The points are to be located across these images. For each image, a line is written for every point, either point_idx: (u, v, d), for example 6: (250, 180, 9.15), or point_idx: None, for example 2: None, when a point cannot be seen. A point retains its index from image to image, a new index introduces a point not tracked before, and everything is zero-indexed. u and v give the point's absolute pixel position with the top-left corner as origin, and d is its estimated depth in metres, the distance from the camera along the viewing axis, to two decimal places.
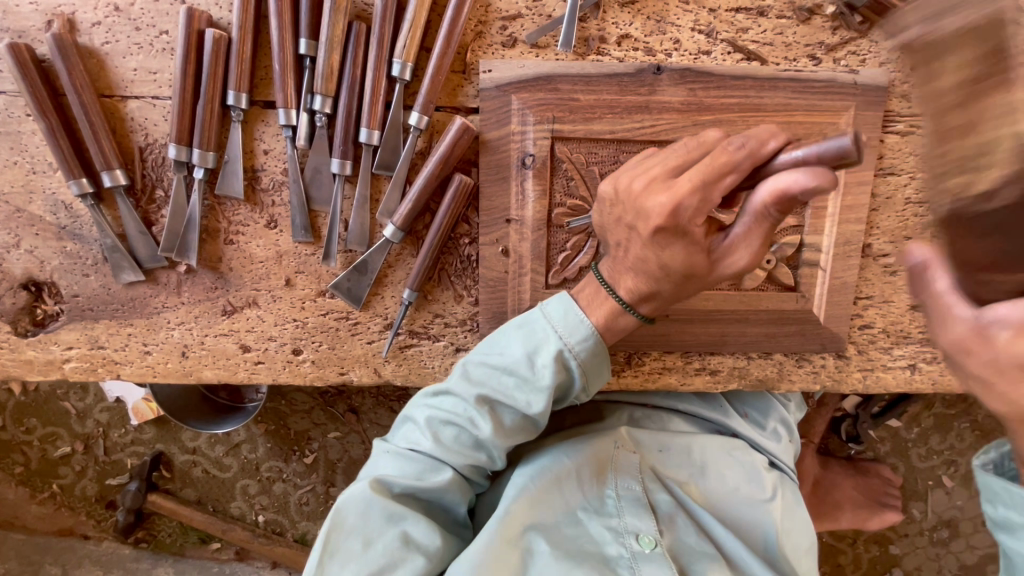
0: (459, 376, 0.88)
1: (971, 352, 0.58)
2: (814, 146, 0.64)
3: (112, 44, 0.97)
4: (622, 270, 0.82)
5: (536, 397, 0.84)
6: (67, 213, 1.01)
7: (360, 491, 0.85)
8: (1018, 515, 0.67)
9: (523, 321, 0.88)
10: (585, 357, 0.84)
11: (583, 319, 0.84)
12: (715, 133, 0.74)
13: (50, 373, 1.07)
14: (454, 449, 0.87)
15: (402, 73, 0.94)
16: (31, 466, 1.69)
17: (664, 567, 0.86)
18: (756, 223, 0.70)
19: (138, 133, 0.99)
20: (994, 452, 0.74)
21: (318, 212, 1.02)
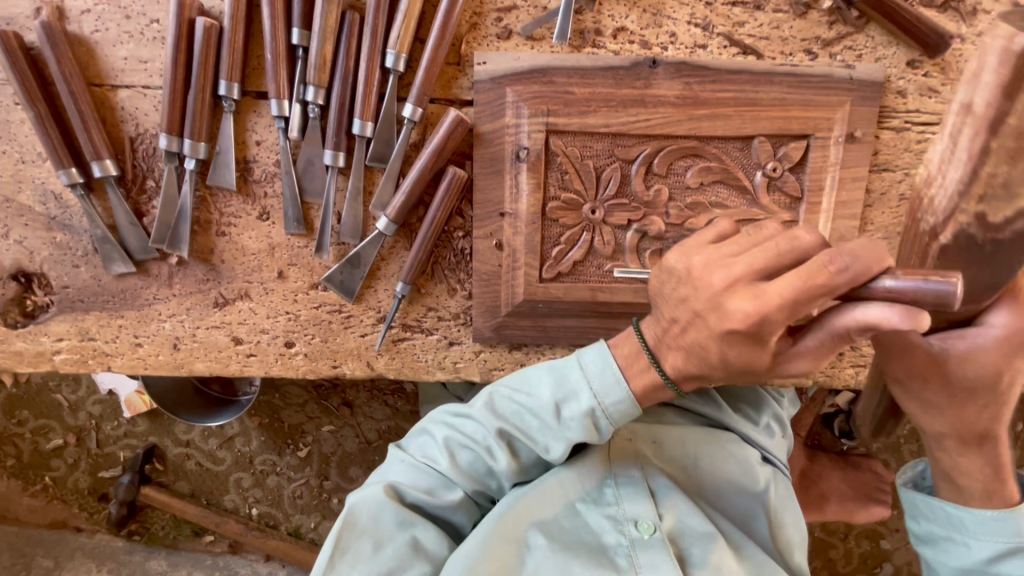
0: (483, 407, 0.86)
1: (927, 381, 0.72)
2: (916, 282, 0.58)
3: (102, 32, 0.96)
4: (673, 352, 0.76)
5: (557, 444, 0.84)
6: (56, 203, 1.00)
7: (373, 496, 0.85)
8: (939, 527, 0.81)
9: (556, 366, 0.84)
10: (617, 418, 0.81)
11: (620, 380, 0.80)
12: (810, 236, 0.65)
13: (40, 364, 1.06)
14: (469, 472, 0.87)
15: (396, 65, 0.93)
16: (23, 458, 1.69)
17: (662, 555, 0.88)
18: (831, 339, 0.66)
19: (129, 122, 0.98)
20: (913, 470, 0.86)
21: (311, 204, 1.01)
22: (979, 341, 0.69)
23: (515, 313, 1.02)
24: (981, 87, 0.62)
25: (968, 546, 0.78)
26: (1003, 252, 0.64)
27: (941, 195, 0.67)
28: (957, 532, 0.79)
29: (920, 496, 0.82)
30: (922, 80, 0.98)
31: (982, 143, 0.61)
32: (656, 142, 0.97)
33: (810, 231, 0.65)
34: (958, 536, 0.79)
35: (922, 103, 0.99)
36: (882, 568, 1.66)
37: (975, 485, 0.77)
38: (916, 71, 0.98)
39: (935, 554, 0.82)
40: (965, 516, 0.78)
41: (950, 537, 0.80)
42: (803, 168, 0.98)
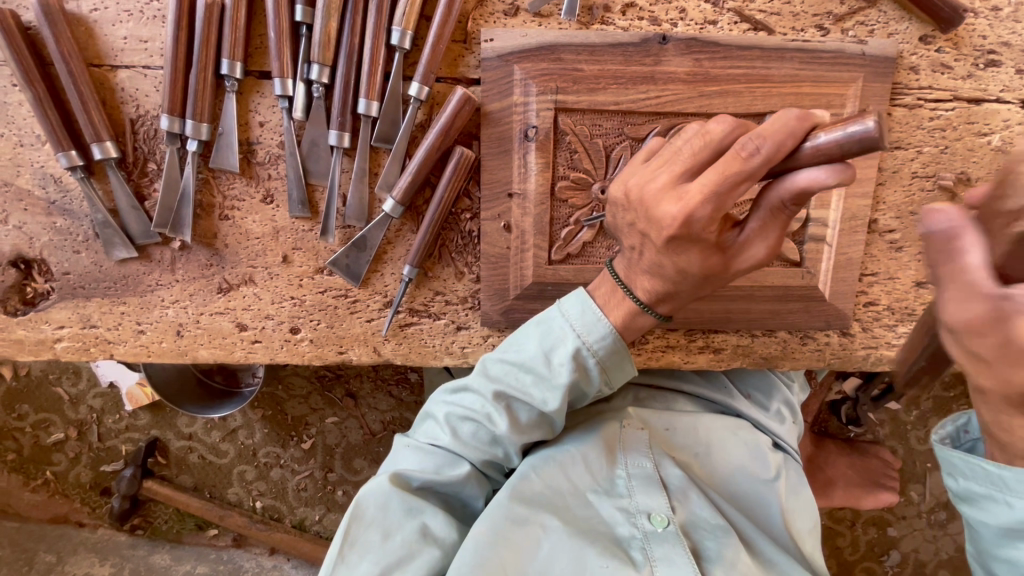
0: (478, 373, 0.86)
1: (978, 331, 0.53)
2: (839, 132, 0.60)
3: (101, 11, 0.94)
4: (639, 271, 0.78)
5: (553, 394, 0.83)
6: (56, 187, 0.98)
7: (380, 484, 0.83)
8: (978, 485, 0.68)
9: (540, 317, 0.86)
10: (605, 356, 0.82)
11: (600, 316, 0.81)
12: (722, 122, 0.66)
13: (40, 353, 1.05)
14: (470, 444, 0.86)
15: (402, 42, 0.91)
16: (24, 452, 1.67)
17: (677, 547, 0.84)
18: (773, 217, 0.68)
19: (129, 104, 0.96)
20: (954, 423, 0.75)
21: (315, 186, 0.99)
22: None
23: (523, 296, 1.01)
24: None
25: (1011, 506, 0.64)
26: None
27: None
28: (999, 491, 0.65)
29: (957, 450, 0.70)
30: (935, 55, 0.97)
31: None
32: (666, 120, 0.95)
33: (723, 121, 0.66)
34: (1000, 494, 0.65)
35: (934, 79, 0.98)
36: (890, 556, 1.65)
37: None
38: (929, 46, 0.97)
39: (976, 516, 0.68)
40: (1006, 473, 0.64)
41: (991, 496, 0.66)
42: None
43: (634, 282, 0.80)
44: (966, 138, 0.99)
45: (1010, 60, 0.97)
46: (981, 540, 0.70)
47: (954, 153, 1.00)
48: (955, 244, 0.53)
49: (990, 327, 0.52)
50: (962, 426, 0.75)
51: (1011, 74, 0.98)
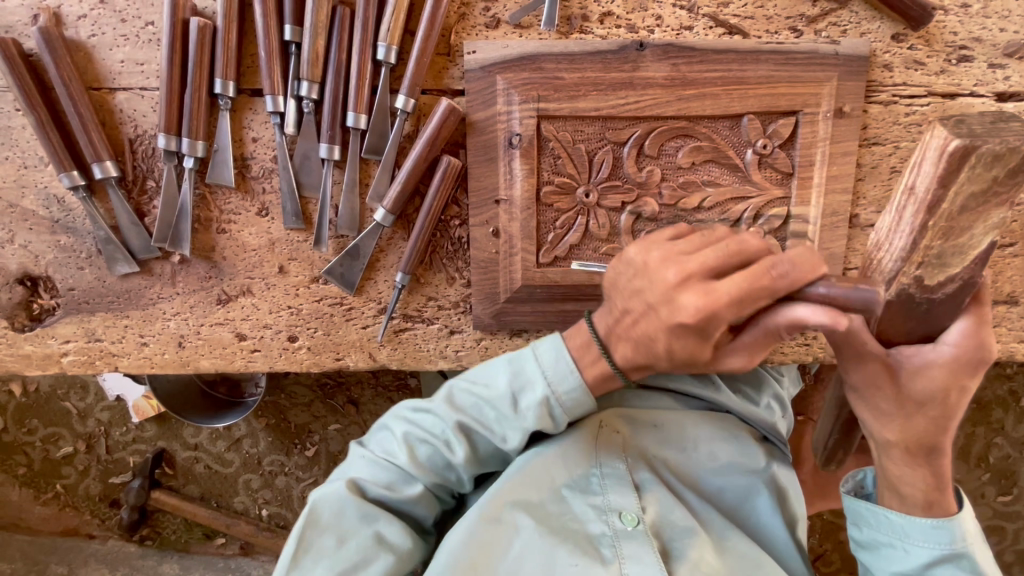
0: (444, 400, 0.88)
1: (879, 387, 0.69)
2: (847, 288, 0.63)
3: (99, 37, 0.98)
4: (621, 341, 0.81)
5: (512, 433, 0.85)
6: (59, 206, 1.02)
7: (336, 491, 0.85)
8: (882, 534, 0.77)
9: (513, 355, 0.87)
10: (570, 409, 0.85)
11: (572, 368, 0.83)
12: (758, 240, 0.70)
13: (48, 367, 1.08)
14: (426, 467, 0.88)
15: (388, 57, 0.94)
16: (34, 467, 1.71)
17: (646, 546, 0.87)
18: (764, 338, 0.73)
19: (128, 124, 0.99)
20: (854, 478, 0.83)
21: (309, 198, 1.02)
22: (934, 358, 0.66)
23: (514, 299, 1.04)
24: (924, 170, 0.57)
25: (909, 552, 0.75)
26: (937, 310, 0.64)
27: (887, 257, 0.63)
28: (899, 539, 0.75)
29: (864, 502, 0.78)
30: (908, 52, 1.00)
31: (921, 220, 0.58)
32: (646, 124, 0.98)
33: (755, 238, 0.70)
34: (900, 543, 0.76)
35: (908, 75, 1.00)
36: None
37: (917, 493, 0.73)
38: (902, 44, 0.99)
39: (877, 561, 0.78)
40: (906, 523, 0.75)
41: (892, 544, 0.76)
42: (793, 144, 0.99)
43: (614, 351, 0.82)
44: None
45: (982, 55, 0.99)
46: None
47: None
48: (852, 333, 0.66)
49: (887, 384, 0.68)
50: (863, 480, 0.82)
51: (984, 68, 1.00)
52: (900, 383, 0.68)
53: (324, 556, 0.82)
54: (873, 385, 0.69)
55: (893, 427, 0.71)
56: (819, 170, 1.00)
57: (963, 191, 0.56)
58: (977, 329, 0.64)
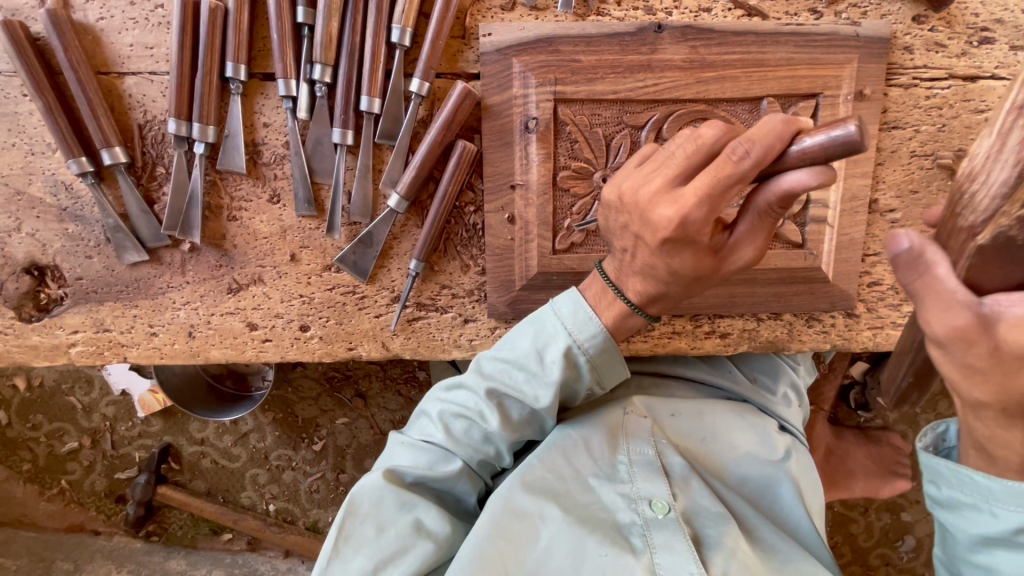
0: (472, 371, 0.88)
1: (970, 341, 0.56)
2: (822, 135, 0.61)
3: (107, 20, 0.96)
4: (632, 274, 0.79)
5: (544, 391, 0.84)
6: (67, 194, 1.00)
7: (373, 480, 0.84)
8: (963, 494, 0.68)
9: (533, 316, 0.87)
10: (595, 354, 0.83)
11: (591, 315, 0.82)
12: (712, 127, 0.67)
13: (56, 358, 1.06)
14: (462, 442, 0.87)
15: (402, 39, 0.93)
16: (39, 462, 1.69)
17: (677, 534, 0.85)
18: (759, 219, 0.70)
19: (137, 109, 0.98)
20: (934, 431, 0.75)
21: (321, 185, 1.01)
22: None
23: (529, 287, 1.02)
24: None
25: (997, 516, 0.65)
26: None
27: (983, 193, 0.58)
28: (984, 500, 0.66)
29: (943, 459, 0.70)
30: (929, 34, 0.98)
31: None
32: (664, 107, 0.96)
33: (713, 125, 0.67)
34: (985, 504, 0.66)
35: (929, 58, 0.99)
36: (905, 541, 1.67)
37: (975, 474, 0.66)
38: (922, 25, 0.98)
39: (955, 523, 0.69)
40: (995, 484, 0.64)
41: (975, 505, 0.67)
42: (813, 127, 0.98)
43: (626, 284, 0.81)
44: (963, 116, 1.00)
45: (1003, 37, 0.98)
46: (955, 548, 0.72)
47: (952, 131, 1.01)
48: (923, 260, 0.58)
49: (980, 335, 0.55)
50: (942, 435, 0.75)
51: (1005, 50, 0.98)
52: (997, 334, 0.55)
53: (363, 546, 0.81)
54: (963, 338, 0.56)
55: (986, 386, 0.57)
56: None
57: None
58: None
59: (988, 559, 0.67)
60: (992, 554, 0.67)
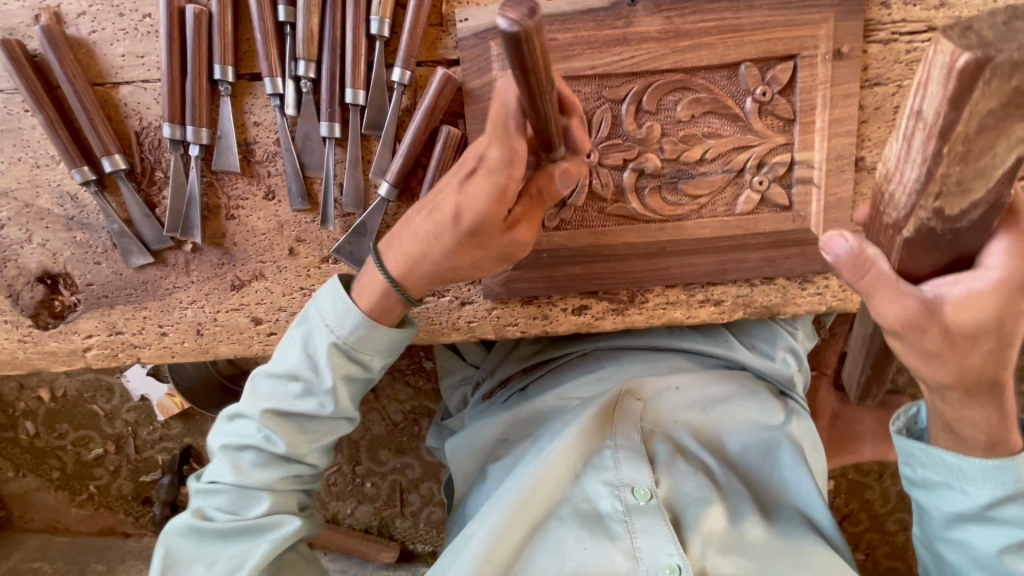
0: (248, 397, 0.90)
1: (921, 328, 0.63)
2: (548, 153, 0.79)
3: (99, 32, 1.00)
4: (396, 246, 0.85)
5: (324, 394, 0.87)
6: (73, 203, 1.04)
7: (184, 523, 0.88)
8: (939, 476, 0.76)
9: (300, 322, 0.89)
10: (359, 343, 0.87)
11: (348, 306, 0.86)
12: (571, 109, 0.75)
13: (73, 362, 1.11)
14: (258, 470, 0.88)
15: (381, 31, 0.95)
16: (67, 469, 1.75)
17: (657, 519, 0.86)
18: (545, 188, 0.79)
19: (133, 117, 1.02)
20: (906, 413, 0.80)
21: (313, 178, 1.04)
22: (977, 288, 0.62)
23: (522, 266, 1.06)
24: None
25: (968, 492, 0.74)
26: (962, 236, 0.62)
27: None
28: (957, 480, 0.74)
29: (920, 445, 0.76)
30: None
31: None
32: (641, 79, 0.99)
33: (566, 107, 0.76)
34: (957, 484, 0.74)
35: (907, 11, 0.98)
36: None
37: (978, 435, 0.72)
38: None
39: (931, 501, 0.77)
40: (965, 464, 0.73)
41: (949, 485, 0.75)
42: (792, 89, 1.00)
43: (388, 257, 0.86)
44: None
45: None
46: (929, 525, 0.80)
47: None
48: (862, 261, 0.63)
49: (929, 321, 0.63)
50: (913, 416, 0.79)
51: None
52: (943, 318, 0.63)
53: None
54: (912, 324, 0.63)
55: (949, 366, 0.66)
56: (820, 114, 1.00)
57: (979, 111, 0.52)
58: (1016, 249, 0.62)
59: (960, 533, 0.76)
60: (964, 528, 0.76)
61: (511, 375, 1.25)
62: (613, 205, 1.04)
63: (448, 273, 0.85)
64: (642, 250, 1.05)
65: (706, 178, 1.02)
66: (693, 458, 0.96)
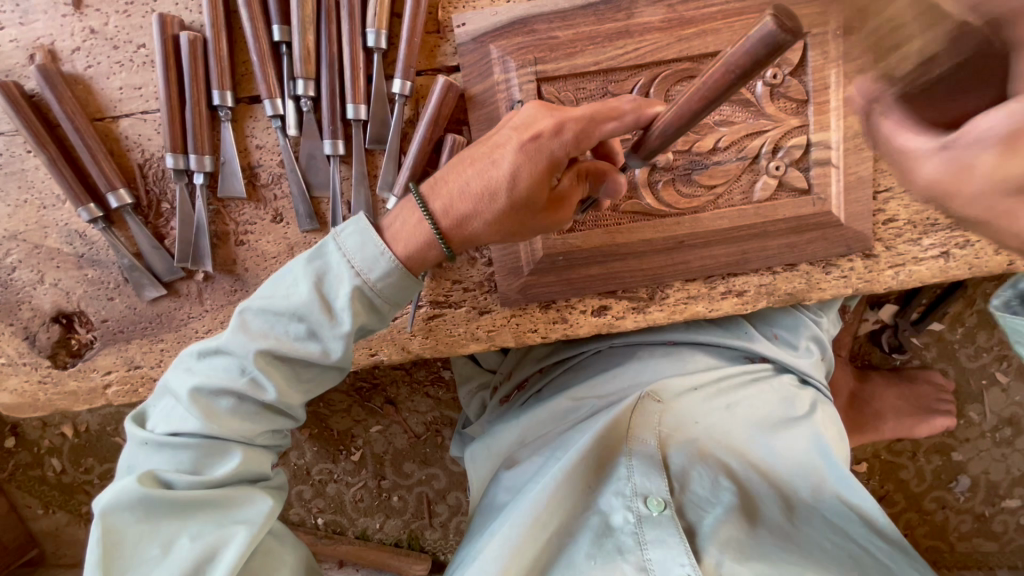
0: (236, 334, 0.82)
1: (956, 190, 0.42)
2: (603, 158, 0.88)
3: (94, 67, 0.99)
4: (445, 193, 0.82)
5: (334, 343, 0.83)
6: (82, 241, 1.04)
7: (131, 491, 0.79)
8: None
9: (314, 253, 0.83)
10: (381, 292, 0.83)
11: (380, 252, 0.82)
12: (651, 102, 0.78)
13: (94, 400, 1.10)
14: (237, 420, 0.84)
15: (378, 42, 0.93)
16: (96, 503, 1.76)
17: (670, 530, 0.84)
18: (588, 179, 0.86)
19: (135, 150, 1.01)
20: None
21: (320, 198, 1.02)
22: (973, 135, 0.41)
23: (538, 270, 1.04)
24: None
25: None
26: None
27: None
28: None
29: None
30: None
31: None
32: (649, 71, 0.95)
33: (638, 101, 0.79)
34: None
35: None
36: (959, 481, 1.63)
37: None
38: None
39: None
40: None
41: None
42: (803, 69, 0.97)
43: (433, 202, 0.83)
44: None
45: None
46: None
47: None
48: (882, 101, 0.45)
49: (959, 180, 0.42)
50: None
51: None
52: None
53: (147, 565, 0.79)
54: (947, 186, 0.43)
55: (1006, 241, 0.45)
56: (834, 92, 0.97)
57: None
58: None
59: None
60: None
61: (527, 377, 1.25)
62: (628, 202, 1.01)
63: (490, 235, 0.84)
64: (659, 246, 1.03)
65: (721, 167, 1.00)
66: (711, 461, 0.94)
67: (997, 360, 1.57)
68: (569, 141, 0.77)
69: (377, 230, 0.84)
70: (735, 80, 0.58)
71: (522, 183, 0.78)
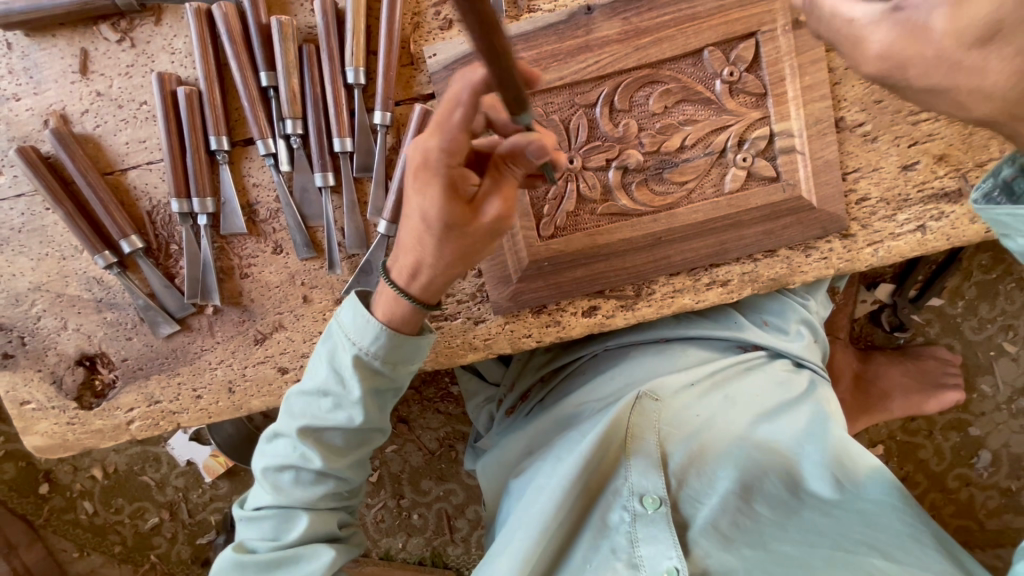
0: (284, 418, 0.92)
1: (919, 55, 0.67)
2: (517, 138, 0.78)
3: (102, 126, 1.08)
4: (400, 253, 0.88)
5: (354, 408, 0.89)
6: (100, 287, 1.11)
7: (228, 560, 0.91)
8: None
9: (327, 335, 0.92)
10: (383, 354, 0.89)
11: (369, 320, 0.87)
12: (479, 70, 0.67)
13: (119, 436, 1.16)
14: (299, 489, 0.91)
15: (357, 79, 1.01)
16: (128, 542, 1.81)
17: (663, 527, 0.87)
18: (514, 172, 0.81)
19: (143, 198, 1.09)
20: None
21: (315, 228, 1.09)
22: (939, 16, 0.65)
23: (526, 277, 1.08)
24: None
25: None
26: None
27: None
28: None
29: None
30: None
31: None
32: (611, 81, 1.02)
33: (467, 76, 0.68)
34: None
35: None
36: (980, 456, 1.61)
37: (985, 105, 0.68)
38: None
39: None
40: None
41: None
42: (759, 64, 1.02)
43: (397, 260, 0.89)
44: None
45: None
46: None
47: None
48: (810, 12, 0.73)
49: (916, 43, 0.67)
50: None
51: None
52: None
53: None
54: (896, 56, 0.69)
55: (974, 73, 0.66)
56: (791, 83, 1.02)
57: None
58: None
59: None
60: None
61: (530, 386, 1.29)
62: (605, 205, 1.06)
63: (450, 270, 0.86)
64: (640, 243, 1.07)
65: (690, 163, 1.04)
66: (712, 455, 0.95)
67: (1002, 330, 1.56)
68: (438, 156, 0.73)
69: (368, 303, 0.91)
70: (471, 6, 0.51)
71: (433, 214, 0.78)
